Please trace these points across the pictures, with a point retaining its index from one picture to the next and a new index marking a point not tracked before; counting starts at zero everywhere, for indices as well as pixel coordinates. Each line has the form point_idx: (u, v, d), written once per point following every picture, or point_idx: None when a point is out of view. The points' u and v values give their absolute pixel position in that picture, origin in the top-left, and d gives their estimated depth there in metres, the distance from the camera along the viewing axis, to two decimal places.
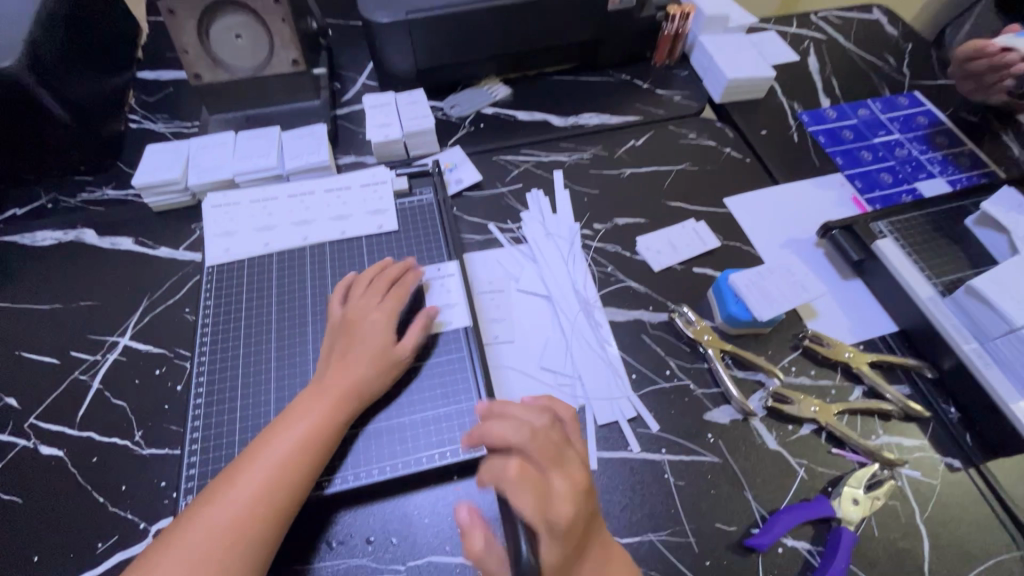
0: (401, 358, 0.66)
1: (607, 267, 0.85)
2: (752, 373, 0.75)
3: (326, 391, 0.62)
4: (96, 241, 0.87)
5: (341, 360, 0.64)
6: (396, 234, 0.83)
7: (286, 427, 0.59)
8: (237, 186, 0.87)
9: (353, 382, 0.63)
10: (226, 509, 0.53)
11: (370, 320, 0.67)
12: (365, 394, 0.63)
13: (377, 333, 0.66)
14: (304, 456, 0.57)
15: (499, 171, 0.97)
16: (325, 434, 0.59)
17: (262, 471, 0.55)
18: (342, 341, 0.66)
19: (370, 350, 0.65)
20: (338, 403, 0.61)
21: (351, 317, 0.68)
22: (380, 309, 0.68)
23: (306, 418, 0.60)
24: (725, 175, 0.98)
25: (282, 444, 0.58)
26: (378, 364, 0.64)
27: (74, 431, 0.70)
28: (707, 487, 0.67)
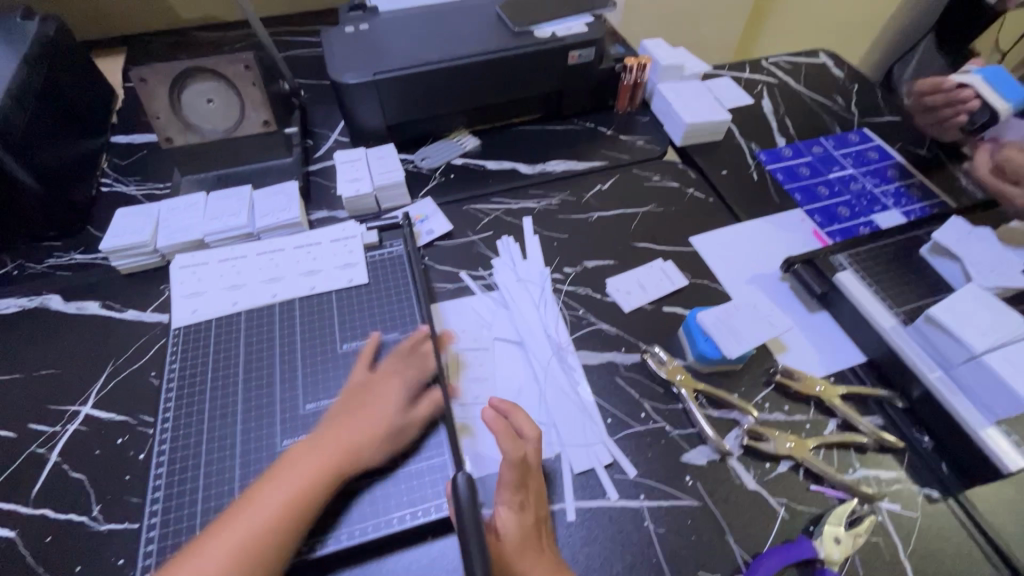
0: (412, 428, 0.66)
1: (579, 310, 0.85)
2: (727, 411, 0.75)
3: (326, 445, 0.61)
4: (61, 307, 0.86)
5: (347, 418, 0.64)
6: (366, 287, 0.83)
7: (273, 482, 0.58)
8: (207, 246, 0.88)
9: (354, 441, 0.62)
10: (201, 571, 0.52)
11: (385, 383, 0.68)
12: (363, 456, 0.62)
13: (391, 395, 0.67)
14: (300, 504, 0.57)
15: (470, 220, 0.99)
16: (315, 496, 0.58)
17: (289, 488, 0.58)
18: (355, 400, 0.66)
19: (377, 413, 0.65)
20: (337, 459, 0.60)
21: (370, 381, 0.69)
22: (396, 372, 0.69)
23: (299, 471, 0.59)
24: (690, 215, 1.01)
25: (268, 505, 0.56)
26: (382, 426, 0.64)
27: (28, 509, 0.67)
28: (688, 533, 0.65)
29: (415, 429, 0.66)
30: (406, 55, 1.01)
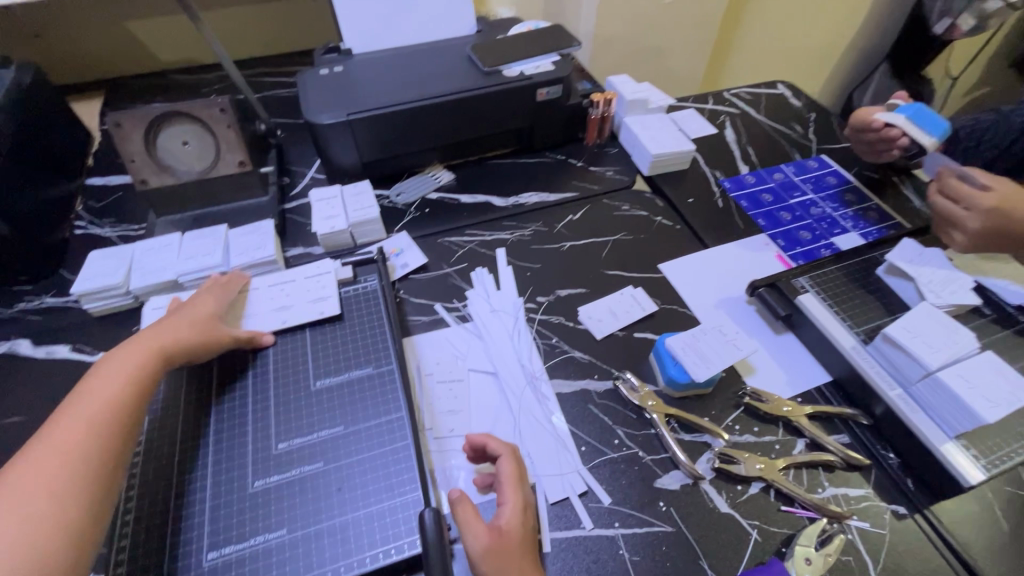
0: (219, 332, 0.74)
1: (552, 339, 0.87)
2: (698, 435, 0.77)
3: (137, 346, 0.69)
4: (31, 351, 0.85)
5: (157, 328, 0.72)
6: (340, 321, 0.83)
7: (108, 372, 0.65)
8: (181, 286, 0.88)
9: (166, 340, 0.70)
10: (50, 445, 0.57)
11: (191, 302, 0.77)
12: (182, 353, 0.70)
13: (198, 306, 0.76)
14: (123, 399, 0.62)
15: (445, 253, 1.01)
16: (139, 378, 0.65)
17: (104, 392, 0.62)
18: (164, 319, 0.74)
19: (186, 319, 0.73)
20: (150, 352, 0.68)
21: (178, 304, 0.77)
22: (204, 294, 0.78)
23: (116, 369, 0.65)
24: (659, 242, 1.04)
25: (106, 388, 0.63)
26: (193, 331, 0.72)
27: None
28: (663, 560, 0.66)
29: (228, 335, 0.75)
30: (379, 95, 1.04)
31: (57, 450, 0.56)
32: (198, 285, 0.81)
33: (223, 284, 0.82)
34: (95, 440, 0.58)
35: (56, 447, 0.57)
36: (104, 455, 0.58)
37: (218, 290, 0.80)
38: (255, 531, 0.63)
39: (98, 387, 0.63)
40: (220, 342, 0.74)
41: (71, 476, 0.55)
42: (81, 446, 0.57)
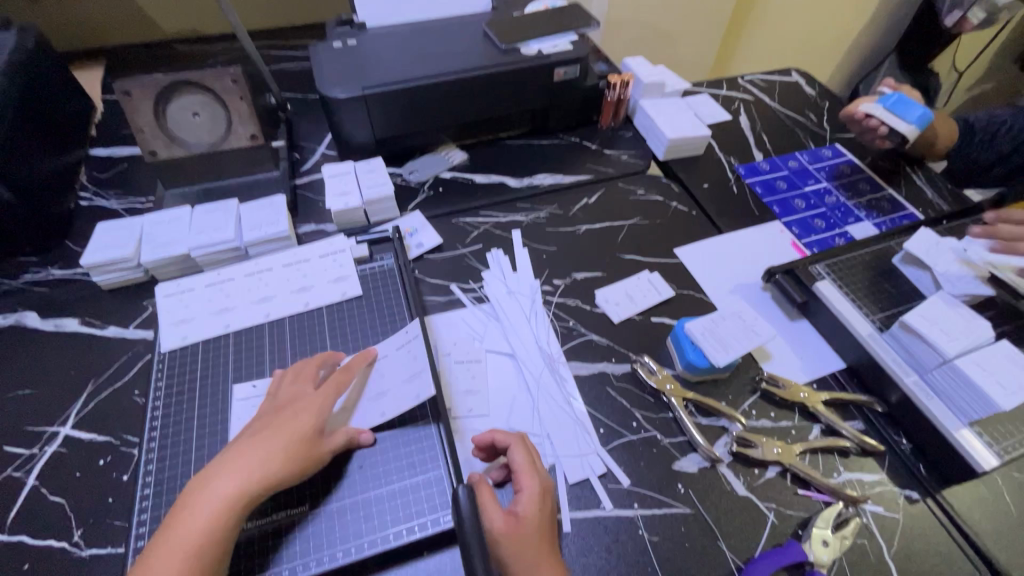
0: (319, 457, 0.60)
1: (569, 322, 0.87)
2: (715, 419, 0.77)
3: (221, 477, 0.55)
4: (38, 324, 0.83)
5: (247, 441, 0.58)
6: (360, 300, 0.83)
7: (186, 515, 0.52)
8: (192, 260, 0.86)
9: (255, 475, 0.55)
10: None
11: (297, 404, 0.62)
12: (273, 488, 0.56)
13: (299, 419, 0.60)
14: (202, 553, 0.51)
15: (459, 233, 0.99)
16: (219, 532, 0.52)
17: (182, 542, 0.51)
18: (261, 425, 0.60)
19: (287, 437, 0.58)
20: (237, 495, 0.54)
21: (278, 402, 0.64)
22: (309, 395, 0.64)
23: (196, 516, 0.52)
24: (674, 227, 1.04)
25: (177, 551, 0.50)
26: (286, 456, 0.57)
27: (3, 535, 0.64)
28: (681, 540, 0.66)
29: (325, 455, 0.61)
30: (396, 70, 1.02)
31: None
32: (300, 376, 0.67)
33: (336, 379, 0.66)
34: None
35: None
36: None
37: (330, 390, 0.65)
38: (276, 507, 0.61)
39: (178, 530, 0.51)
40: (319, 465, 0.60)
41: None
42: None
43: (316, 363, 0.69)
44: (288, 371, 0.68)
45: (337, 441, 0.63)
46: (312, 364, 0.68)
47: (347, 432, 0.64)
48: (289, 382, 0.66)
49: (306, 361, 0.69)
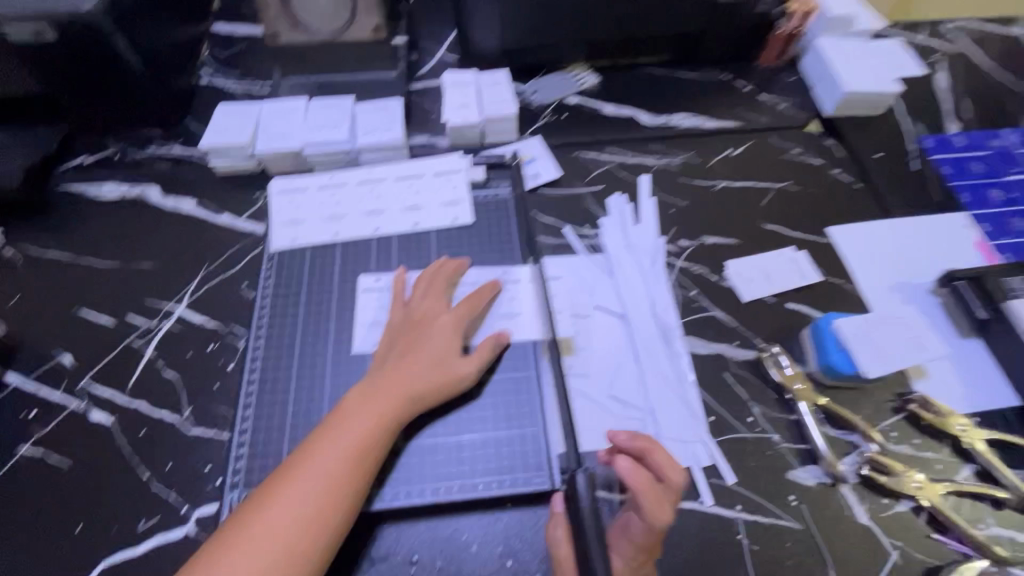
0: (464, 375, 0.63)
1: (691, 292, 0.77)
2: (845, 433, 0.67)
3: (380, 388, 0.60)
4: (160, 200, 0.84)
5: (398, 359, 0.63)
6: (470, 228, 0.78)
7: (350, 410, 0.58)
8: (304, 158, 0.82)
9: (409, 388, 0.61)
10: (294, 506, 0.52)
11: (435, 325, 0.66)
12: (423, 402, 0.61)
13: (442, 340, 0.64)
14: (366, 445, 0.57)
15: (580, 169, 0.89)
16: (378, 429, 0.58)
17: (346, 435, 0.56)
18: (404, 341, 0.65)
19: (430, 355, 0.63)
20: (395, 403, 0.59)
21: (415, 317, 0.67)
22: (446, 313, 0.67)
23: (361, 416, 0.58)
24: (831, 201, 0.88)
25: (346, 437, 0.56)
26: (436, 376, 0.62)
27: (124, 398, 0.68)
28: (784, 556, 0.60)
29: (468, 374, 0.64)
30: None
31: (302, 524, 0.52)
32: (432, 290, 0.69)
33: (469, 301, 0.69)
34: (336, 513, 0.53)
35: (298, 515, 0.52)
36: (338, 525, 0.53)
37: (463, 311, 0.67)
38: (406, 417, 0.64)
39: (341, 424, 0.57)
40: (463, 383, 0.64)
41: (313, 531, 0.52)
42: (326, 520, 0.52)
43: (447, 277, 0.70)
44: (420, 282, 0.70)
45: (481, 356, 0.65)
46: (443, 277, 0.70)
47: (499, 338, 0.67)
48: (420, 296, 0.69)
49: (436, 273, 0.71)
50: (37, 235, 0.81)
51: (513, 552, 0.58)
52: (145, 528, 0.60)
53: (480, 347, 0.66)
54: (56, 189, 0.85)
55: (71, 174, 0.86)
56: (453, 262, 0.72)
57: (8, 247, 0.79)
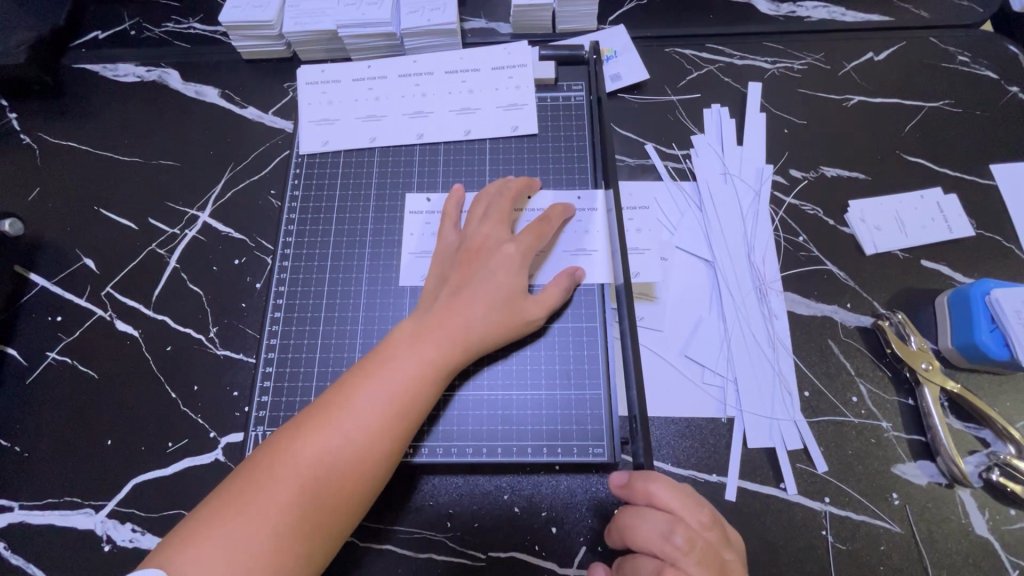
0: (532, 319, 0.53)
1: (799, 237, 0.62)
2: (974, 427, 0.55)
3: (430, 330, 0.50)
4: (179, 87, 0.74)
5: (451, 296, 0.52)
6: (533, 140, 0.64)
7: (398, 354, 0.49)
8: (340, 41, 0.68)
9: (465, 332, 0.51)
10: (326, 456, 0.44)
11: (498, 257, 0.54)
12: (479, 349, 0.52)
13: (505, 276, 0.53)
14: (414, 396, 0.48)
15: (673, 70, 0.71)
16: (428, 381, 0.49)
17: (391, 384, 0.48)
18: (460, 275, 0.53)
19: (491, 295, 0.52)
20: (447, 351, 0.50)
21: (473, 244, 0.55)
22: (511, 243, 0.55)
23: (407, 362, 0.49)
24: (1002, 129, 0.67)
25: (390, 385, 0.48)
26: (498, 320, 0.52)
27: (149, 311, 0.63)
28: (876, 560, 0.51)
29: (537, 318, 0.53)
30: None
31: (334, 476, 0.44)
32: (494, 213, 0.56)
33: (536, 227, 0.56)
34: (374, 469, 0.46)
35: (331, 468, 0.44)
36: (376, 483, 0.46)
37: (530, 240, 0.55)
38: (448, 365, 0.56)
39: (384, 369, 0.48)
40: (528, 329, 0.54)
41: (347, 488, 0.45)
42: (361, 477, 0.45)
43: (512, 198, 0.57)
44: (479, 202, 0.58)
45: (553, 297, 0.54)
46: (507, 196, 0.57)
47: (572, 277, 0.56)
48: (480, 218, 0.57)
49: (498, 191, 0.58)
50: (52, 121, 0.73)
51: (559, 520, 0.53)
52: (174, 449, 0.57)
53: (551, 285, 0.55)
54: (69, 67, 0.75)
55: (85, 50, 0.76)
56: (520, 181, 0.59)
57: (23, 133, 0.72)
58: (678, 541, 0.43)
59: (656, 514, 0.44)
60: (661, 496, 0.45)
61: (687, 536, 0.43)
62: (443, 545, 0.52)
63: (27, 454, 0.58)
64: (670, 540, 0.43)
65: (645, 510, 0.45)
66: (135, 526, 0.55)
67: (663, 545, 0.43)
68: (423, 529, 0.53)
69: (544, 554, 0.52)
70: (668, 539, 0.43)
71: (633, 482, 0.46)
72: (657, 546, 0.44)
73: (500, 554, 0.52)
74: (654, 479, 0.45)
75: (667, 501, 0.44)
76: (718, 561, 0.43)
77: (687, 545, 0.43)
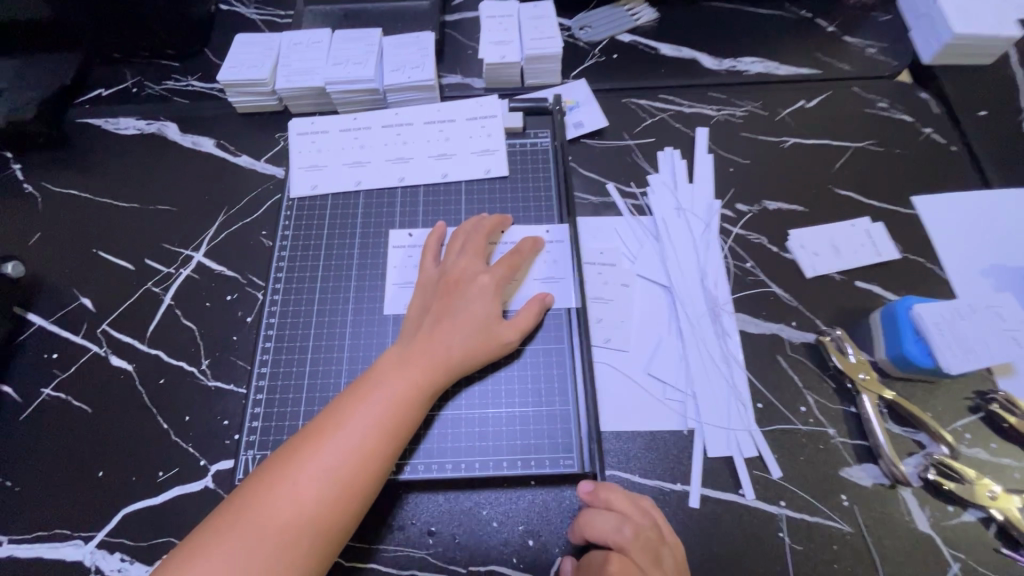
0: (508, 342, 0.58)
1: (747, 263, 0.69)
2: (911, 431, 0.60)
3: (414, 355, 0.55)
4: (177, 138, 0.79)
5: (433, 324, 0.57)
6: (505, 181, 0.71)
7: (385, 378, 0.53)
8: (327, 96, 0.75)
9: (446, 356, 0.55)
10: (320, 476, 0.47)
11: (475, 287, 0.59)
12: (460, 371, 0.56)
13: (482, 303, 0.58)
14: (401, 417, 0.52)
15: (629, 118, 0.79)
16: (413, 403, 0.53)
17: (379, 407, 0.51)
18: (440, 305, 0.58)
19: (469, 321, 0.57)
20: (430, 374, 0.54)
21: (452, 275, 0.60)
22: (485, 274, 0.60)
23: (392, 385, 0.53)
24: (919, 165, 0.76)
25: (378, 406, 0.51)
26: (476, 344, 0.57)
27: (143, 346, 0.66)
28: (830, 559, 0.55)
29: (512, 341, 0.58)
30: None
31: (328, 495, 0.47)
32: (470, 247, 0.62)
33: (508, 259, 0.62)
34: (366, 486, 0.49)
35: (325, 486, 0.47)
36: (367, 500, 0.49)
37: (503, 271, 0.61)
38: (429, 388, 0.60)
39: (373, 393, 0.52)
40: (504, 351, 0.59)
41: (340, 505, 0.47)
42: (353, 495, 0.48)
43: (486, 233, 0.63)
44: (456, 237, 0.64)
45: (526, 320, 0.59)
46: (482, 232, 0.63)
47: (542, 301, 0.61)
48: (458, 252, 0.62)
49: (474, 227, 0.64)
50: (54, 170, 0.78)
51: (535, 532, 0.56)
52: (165, 478, 0.60)
53: (525, 309, 0.60)
54: (72, 122, 0.81)
55: (89, 106, 0.82)
56: (494, 219, 0.65)
57: (27, 182, 0.77)
58: (622, 531, 0.50)
59: (605, 512, 0.52)
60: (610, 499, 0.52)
61: (634, 528, 0.50)
62: (425, 561, 0.55)
63: (18, 488, 0.60)
64: (619, 530, 0.50)
65: (597, 509, 0.52)
66: (124, 555, 0.57)
67: (609, 534, 0.50)
68: (405, 548, 0.55)
69: (521, 566, 0.54)
70: (618, 531, 0.50)
71: (589, 488, 0.53)
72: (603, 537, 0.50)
73: (480, 568, 0.54)
74: (610, 487, 0.53)
75: (614, 502, 0.52)
76: (654, 550, 0.49)
77: (633, 535, 0.50)
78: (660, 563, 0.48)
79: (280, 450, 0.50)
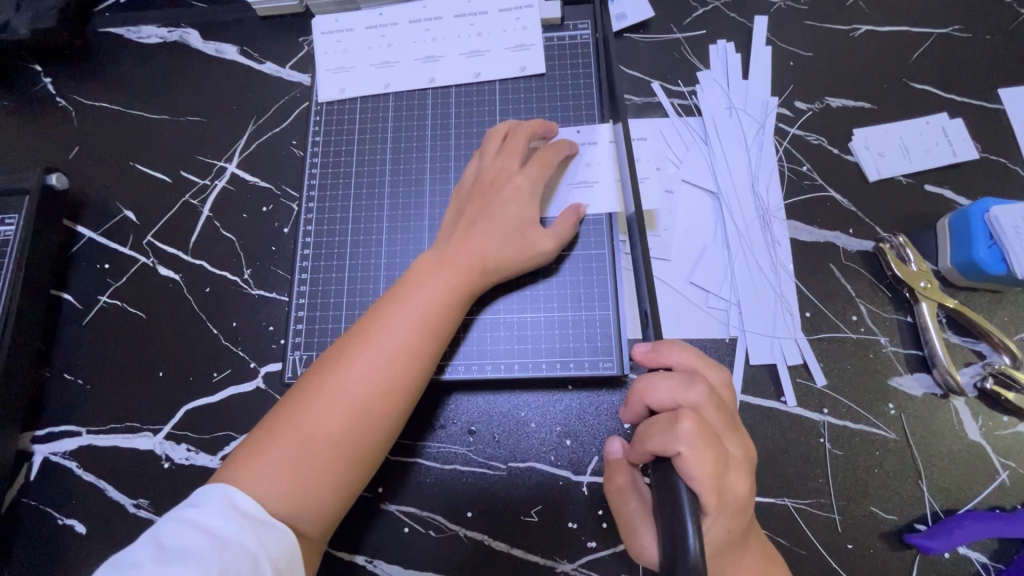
0: (545, 251, 0.56)
1: (803, 166, 0.64)
2: (970, 341, 0.57)
3: (448, 258, 0.54)
4: (200, 45, 0.76)
5: (466, 228, 0.55)
6: (542, 80, 0.66)
7: (424, 283, 0.52)
8: (356, 5, 0.71)
9: (480, 260, 0.54)
10: (368, 376, 0.48)
11: (511, 190, 0.57)
12: (493, 277, 0.55)
13: (517, 205, 0.56)
14: (440, 320, 0.52)
15: (678, 6, 0.71)
16: (451, 306, 0.52)
17: (419, 309, 0.51)
18: (474, 207, 0.56)
19: (502, 227, 0.55)
20: (465, 276, 0.53)
21: (487, 177, 0.58)
22: (524, 174, 0.57)
23: (428, 287, 0.52)
24: (1011, 52, 0.67)
25: (419, 309, 0.51)
26: (511, 251, 0.55)
27: (187, 257, 0.68)
28: (871, 464, 0.55)
29: (548, 249, 0.56)
30: None
31: (373, 393, 0.48)
32: (507, 148, 0.59)
33: (542, 157, 0.58)
34: (408, 387, 0.50)
35: (372, 384, 0.48)
36: (411, 399, 0.50)
37: (538, 171, 0.58)
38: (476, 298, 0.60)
39: (412, 295, 0.52)
40: (541, 259, 0.57)
41: (386, 405, 0.49)
42: (400, 394, 0.49)
43: (526, 134, 0.59)
44: (494, 136, 0.60)
45: (564, 229, 0.57)
46: (525, 133, 0.59)
47: (577, 211, 0.58)
48: (494, 154, 0.59)
49: (513, 130, 0.60)
50: (83, 83, 0.76)
51: (574, 432, 0.57)
52: (219, 379, 0.63)
53: (561, 218, 0.58)
54: (95, 32, 0.78)
55: (108, 14, 0.79)
56: (535, 123, 0.61)
57: (58, 95, 0.76)
58: (700, 389, 0.43)
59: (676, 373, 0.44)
60: (680, 360, 0.46)
61: (706, 384, 0.43)
62: (467, 456, 0.57)
63: (91, 386, 0.64)
64: (688, 389, 0.43)
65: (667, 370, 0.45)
66: (190, 446, 0.61)
67: (687, 393, 0.43)
68: (449, 447, 0.58)
69: (559, 463, 0.56)
70: (689, 389, 0.43)
71: (661, 345, 0.46)
72: (678, 396, 0.43)
73: (519, 463, 0.57)
74: (674, 345, 0.46)
75: (686, 360, 0.45)
76: (730, 414, 0.44)
77: (707, 392, 0.43)
78: (736, 427, 0.44)
79: (324, 353, 0.51)
